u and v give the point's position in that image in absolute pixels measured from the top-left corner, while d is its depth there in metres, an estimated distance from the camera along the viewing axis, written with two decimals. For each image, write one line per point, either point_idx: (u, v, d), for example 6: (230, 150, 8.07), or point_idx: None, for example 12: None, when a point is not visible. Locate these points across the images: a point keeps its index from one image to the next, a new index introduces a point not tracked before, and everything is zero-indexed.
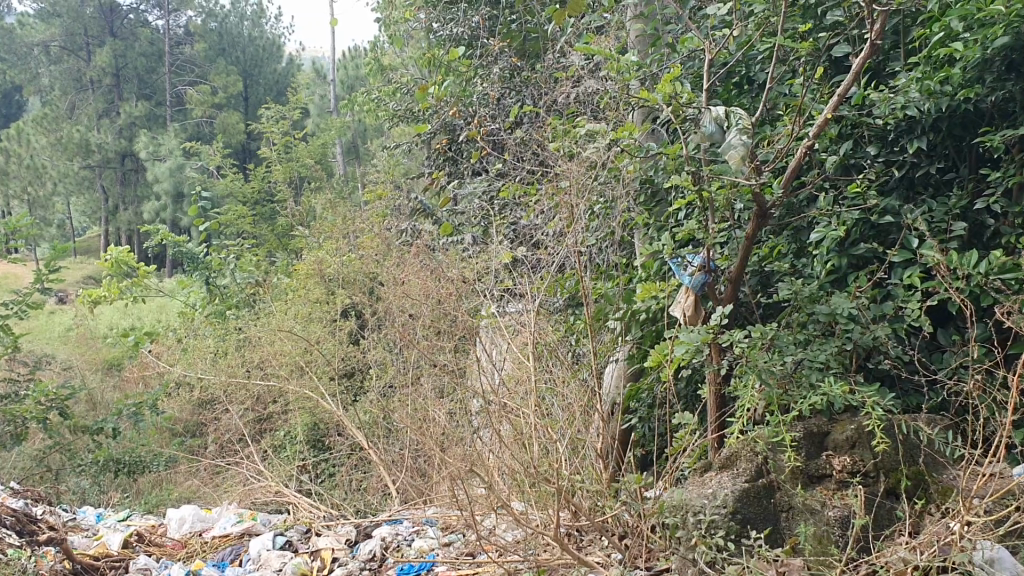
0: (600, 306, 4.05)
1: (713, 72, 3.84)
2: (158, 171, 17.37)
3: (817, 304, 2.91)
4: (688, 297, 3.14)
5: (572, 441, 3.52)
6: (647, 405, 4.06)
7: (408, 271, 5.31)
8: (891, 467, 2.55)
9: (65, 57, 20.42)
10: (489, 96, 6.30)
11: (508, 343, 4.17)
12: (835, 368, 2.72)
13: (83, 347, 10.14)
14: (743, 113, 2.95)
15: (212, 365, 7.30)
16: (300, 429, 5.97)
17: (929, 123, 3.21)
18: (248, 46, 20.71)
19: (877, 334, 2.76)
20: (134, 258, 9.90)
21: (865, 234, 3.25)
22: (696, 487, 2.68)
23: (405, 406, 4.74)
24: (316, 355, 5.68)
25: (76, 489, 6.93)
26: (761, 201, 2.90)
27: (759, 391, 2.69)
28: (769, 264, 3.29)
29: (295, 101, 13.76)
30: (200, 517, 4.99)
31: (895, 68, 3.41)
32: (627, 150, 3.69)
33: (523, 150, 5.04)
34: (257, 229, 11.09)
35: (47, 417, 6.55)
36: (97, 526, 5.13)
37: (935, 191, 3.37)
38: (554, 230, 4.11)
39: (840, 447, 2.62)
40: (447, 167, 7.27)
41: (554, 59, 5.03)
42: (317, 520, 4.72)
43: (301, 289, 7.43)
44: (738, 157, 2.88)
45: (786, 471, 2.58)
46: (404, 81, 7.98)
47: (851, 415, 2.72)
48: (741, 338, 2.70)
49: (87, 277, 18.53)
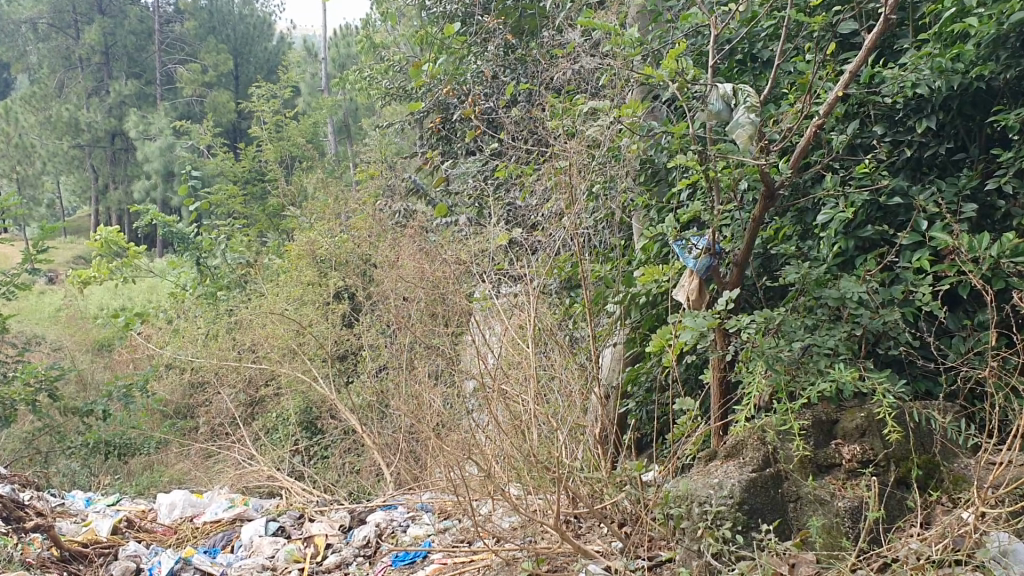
0: (598, 288, 3.97)
1: (716, 49, 3.75)
2: (148, 150, 17.21)
3: (825, 288, 2.84)
4: (694, 281, 3.06)
5: (571, 426, 3.44)
6: (645, 389, 4.00)
7: (402, 252, 5.24)
8: (902, 456, 2.49)
9: (54, 34, 20.08)
10: (483, 74, 6.21)
11: (505, 325, 4.08)
12: (844, 354, 2.65)
13: (73, 327, 10.03)
14: (752, 89, 2.80)
15: (204, 347, 7.21)
16: (292, 412, 5.91)
17: (940, 102, 3.14)
18: (239, 24, 20.71)
19: (887, 319, 2.69)
20: (124, 238, 9.78)
21: (873, 216, 3.18)
22: (701, 476, 2.61)
23: (400, 390, 4.66)
24: (309, 337, 5.59)
25: (66, 471, 6.86)
26: (768, 181, 2.81)
27: (766, 378, 2.61)
28: (774, 247, 3.22)
29: (286, 80, 13.62)
30: (190, 503, 4.91)
31: (904, 45, 3.32)
32: (628, 130, 3.60)
33: (520, 129, 4.95)
34: (248, 209, 10.98)
35: (36, 399, 6.46)
36: (86, 511, 5.05)
37: (943, 172, 3.30)
38: (552, 210, 4.02)
39: (850, 436, 2.56)
40: (440, 147, 7.17)
41: (551, 37, 4.93)
42: (310, 505, 4.65)
43: (293, 270, 7.34)
44: (746, 137, 2.79)
45: (794, 461, 2.51)
46: (397, 59, 7.87)
47: (860, 401, 2.65)
48: (748, 324, 2.63)
49: (76, 257, 18.40)
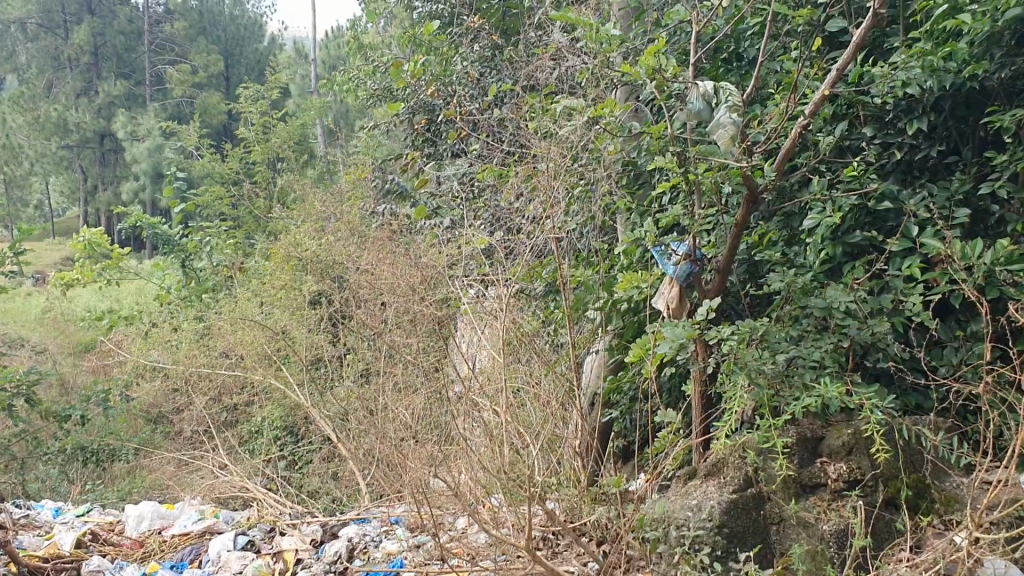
0: (578, 295, 3.84)
1: (700, 47, 3.62)
2: (137, 151, 17.02)
3: (811, 297, 2.70)
4: (673, 288, 2.92)
5: (545, 441, 3.31)
6: (628, 398, 3.86)
7: (382, 256, 5.11)
8: (891, 475, 2.35)
9: (42, 34, 19.74)
10: (467, 75, 6.07)
11: (481, 332, 3.94)
12: (830, 367, 2.52)
13: (54, 329, 9.86)
14: (733, 88, 2.74)
15: (182, 353, 7.03)
16: (269, 420, 5.78)
17: (931, 102, 3.02)
18: (230, 25, 20.51)
19: (876, 330, 2.56)
20: (108, 240, 9.62)
21: (861, 221, 3.05)
22: (679, 497, 2.47)
23: (375, 400, 4.51)
24: (285, 345, 5.43)
25: (43, 478, 6.70)
26: (751, 185, 2.67)
27: (748, 393, 2.47)
28: (759, 253, 3.10)
29: (274, 81, 13.47)
30: (159, 514, 4.73)
31: (895, 44, 3.20)
32: (608, 129, 3.46)
33: (502, 131, 4.82)
34: (233, 211, 10.69)
35: (12, 404, 6.29)
36: (52, 523, 4.90)
37: (934, 175, 3.18)
38: (531, 214, 3.89)
39: (836, 454, 2.42)
40: (426, 148, 7.00)
41: (535, 35, 4.80)
42: (282, 518, 4.51)
43: (275, 274, 7.20)
44: (728, 138, 2.69)
45: (778, 481, 2.38)
46: (382, 60, 7.74)
47: (848, 417, 2.52)
48: (729, 336, 2.49)
49: (65, 259, 18.19)
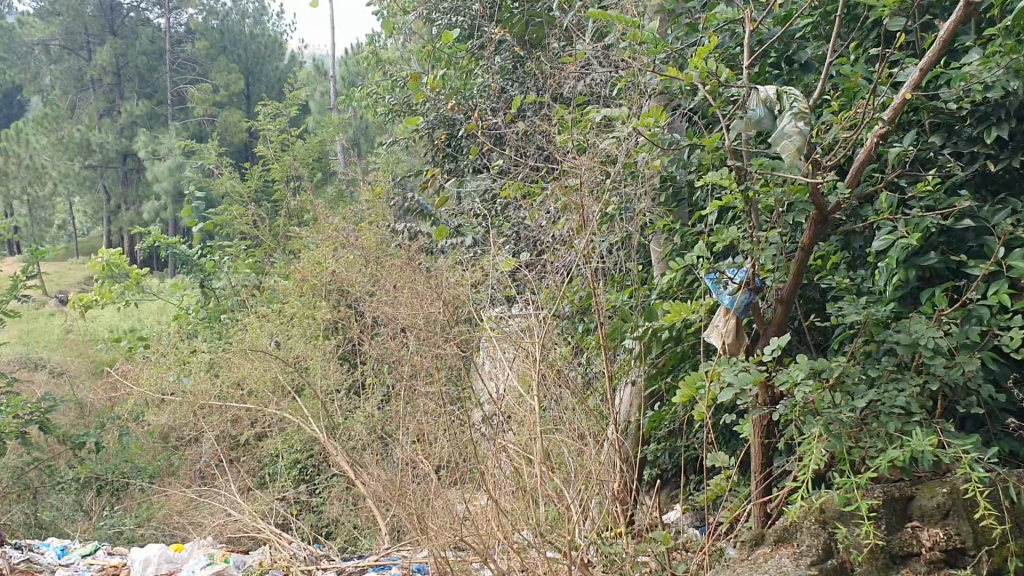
0: (614, 322, 3.48)
1: (747, 50, 3.31)
2: (159, 170, 16.85)
3: (889, 329, 2.38)
4: (729, 320, 2.56)
5: (582, 491, 2.99)
6: (669, 433, 3.55)
7: (402, 278, 4.79)
8: (996, 541, 2.06)
9: (66, 56, 19.64)
10: (489, 88, 5.71)
11: (507, 365, 3.60)
12: (917, 412, 2.19)
13: (74, 351, 9.62)
14: (799, 93, 2.34)
15: (196, 380, 6.72)
16: (282, 455, 5.50)
17: (1013, 107, 2.69)
18: (251, 44, 20.01)
19: (966, 369, 2.23)
20: (126, 259, 9.34)
21: (939, 243, 2.73)
22: (750, 566, 2.19)
23: (393, 438, 4.19)
24: (298, 375, 5.12)
25: (56, 508, 6.40)
26: (820, 202, 2.34)
27: (824, 445, 2.16)
28: (824, 279, 2.78)
29: (293, 98, 13.20)
30: (166, 558, 4.42)
31: (966, 43, 2.88)
32: (646, 142, 3.15)
33: (526, 144, 4.50)
34: (254, 229, 10.05)
35: (25, 432, 5.99)
36: (54, 567, 4.64)
37: (1013, 188, 2.85)
38: (561, 234, 3.58)
39: (930, 518, 2.16)
40: (446, 164, 6.63)
41: (562, 43, 4.51)
42: (295, 562, 4.15)
43: (290, 296, 6.90)
44: (793, 150, 2.29)
45: (864, 551, 2.10)
46: (400, 74, 7.43)
47: (941, 473, 2.25)
48: (801, 381, 2.16)
49: (88, 279, 17.99)
